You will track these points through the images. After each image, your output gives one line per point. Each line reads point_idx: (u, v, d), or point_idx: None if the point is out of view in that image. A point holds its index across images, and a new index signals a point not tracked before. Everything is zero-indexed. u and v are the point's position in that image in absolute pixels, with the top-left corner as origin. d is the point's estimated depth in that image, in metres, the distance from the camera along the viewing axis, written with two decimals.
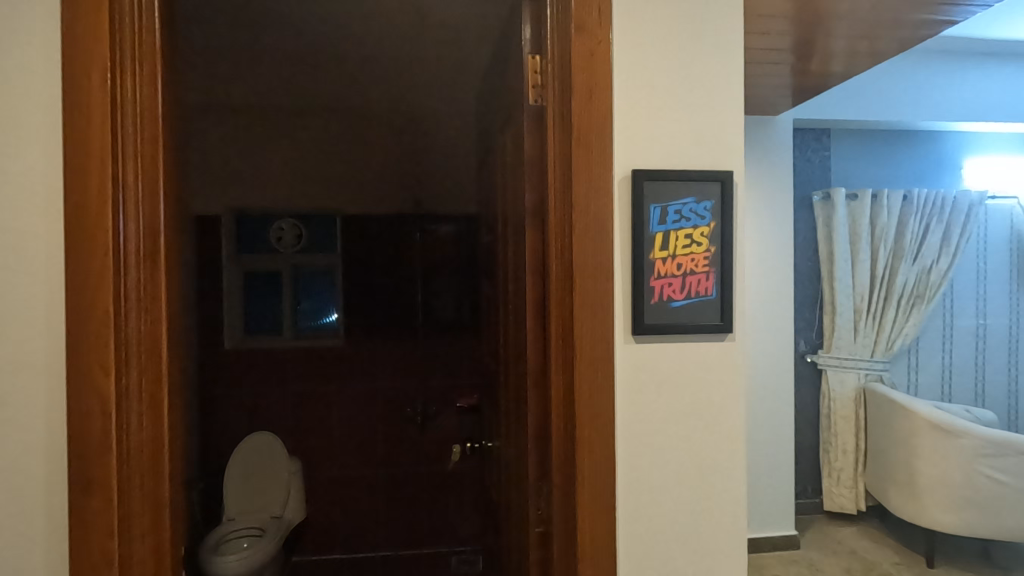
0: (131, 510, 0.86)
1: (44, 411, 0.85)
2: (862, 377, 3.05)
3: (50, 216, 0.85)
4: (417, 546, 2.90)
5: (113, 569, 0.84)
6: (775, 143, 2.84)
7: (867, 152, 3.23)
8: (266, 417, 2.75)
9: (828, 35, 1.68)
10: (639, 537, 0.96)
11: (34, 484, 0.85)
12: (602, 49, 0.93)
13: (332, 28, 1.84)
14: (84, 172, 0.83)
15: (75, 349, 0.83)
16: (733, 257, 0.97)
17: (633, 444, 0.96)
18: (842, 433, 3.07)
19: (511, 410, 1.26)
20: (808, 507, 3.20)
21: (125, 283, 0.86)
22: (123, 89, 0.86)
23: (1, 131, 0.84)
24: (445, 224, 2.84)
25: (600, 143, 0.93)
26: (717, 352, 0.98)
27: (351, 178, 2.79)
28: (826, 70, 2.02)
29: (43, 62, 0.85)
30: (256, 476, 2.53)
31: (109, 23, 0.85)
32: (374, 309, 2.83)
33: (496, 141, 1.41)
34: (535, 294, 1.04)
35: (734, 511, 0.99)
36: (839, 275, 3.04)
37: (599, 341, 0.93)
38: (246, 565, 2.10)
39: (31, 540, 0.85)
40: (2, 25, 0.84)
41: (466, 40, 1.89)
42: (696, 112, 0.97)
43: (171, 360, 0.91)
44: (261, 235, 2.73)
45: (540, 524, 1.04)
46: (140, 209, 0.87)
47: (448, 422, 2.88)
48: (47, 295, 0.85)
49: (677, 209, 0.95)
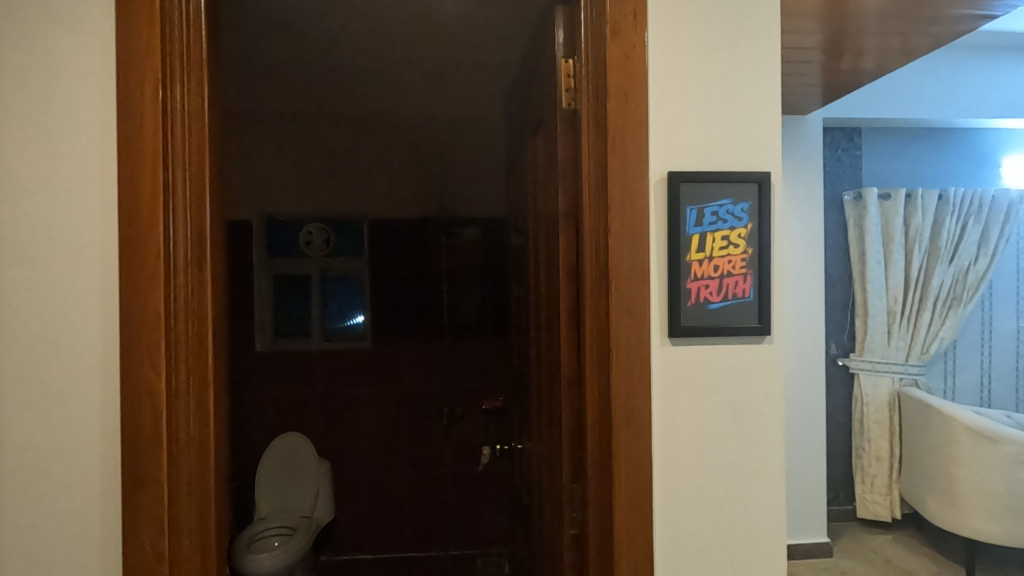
0: (180, 506, 0.89)
1: (100, 411, 0.88)
2: (896, 381, 2.99)
3: (104, 223, 0.88)
4: (444, 548, 2.92)
5: (163, 564, 0.87)
6: (805, 143, 2.80)
7: (899, 151, 3.16)
8: (296, 418, 2.81)
9: (858, 33, 1.65)
10: (675, 541, 0.96)
11: (90, 482, 0.88)
12: (637, 52, 0.93)
13: (364, 39, 1.89)
14: (136, 178, 0.87)
15: (127, 350, 0.86)
16: (771, 259, 0.96)
17: (670, 446, 0.95)
18: (876, 439, 3.00)
19: (543, 412, 1.27)
20: (841, 514, 3.13)
21: (174, 287, 0.89)
22: (173, 101, 0.89)
23: (57, 142, 0.88)
24: (470, 227, 2.85)
25: (635, 145, 0.93)
26: (754, 355, 0.97)
27: (378, 182, 2.83)
28: (858, 68, 1.99)
29: (97, 74, 0.88)
30: (286, 475, 2.57)
31: (160, 36, 0.88)
32: (400, 312, 2.86)
33: (527, 145, 1.41)
34: (568, 296, 1.05)
35: (772, 517, 0.98)
36: (872, 276, 2.97)
37: (636, 343, 0.93)
38: (276, 563, 2.14)
39: (85, 536, 0.88)
40: (61, 41, 0.88)
41: (493, 45, 1.91)
42: (733, 113, 0.96)
43: (216, 361, 0.94)
44: (291, 240, 2.80)
45: (574, 526, 1.04)
46: (187, 216, 0.90)
47: (474, 424, 2.89)
48: (102, 300, 0.88)
49: (714, 211, 0.95)
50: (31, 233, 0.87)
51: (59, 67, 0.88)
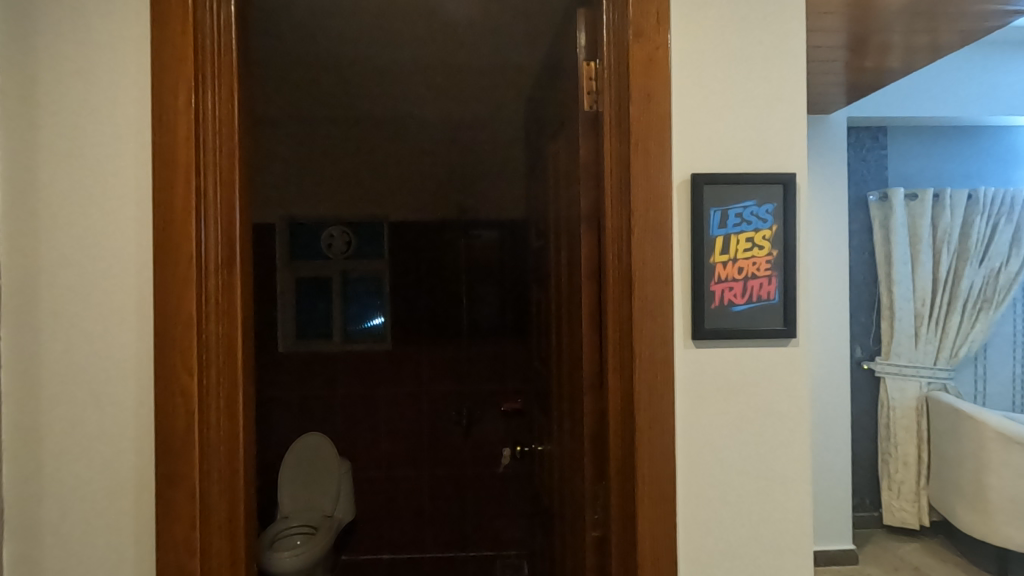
0: (211, 502, 0.91)
1: (134, 409, 0.91)
2: (924, 385, 2.92)
3: (140, 227, 0.91)
4: (464, 549, 2.93)
5: (195, 559, 0.89)
6: (829, 143, 2.76)
7: (926, 150, 3.10)
8: (317, 418, 2.84)
9: (883, 31, 1.63)
10: (699, 544, 0.95)
11: (126, 479, 0.91)
12: (660, 54, 0.93)
13: (384, 44, 1.91)
14: (170, 183, 0.89)
15: (161, 351, 0.89)
16: (796, 262, 0.95)
17: (694, 448, 0.95)
18: (903, 444, 2.93)
19: (564, 413, 1.26)
20: (867, 521, 3.06)
21: (205, 289, 0.91)
22: (205, 108, 0.92)
23: (95, 150, 0.91)
24: (490, 229, 2.87)
25: (658, 147, 0.93)
26: (780, 358, 0.96)
27: (398, 186, 2.86)
28: (882, 66, 1.95)
29: (133, 83, 0.91)
30: (309, 474, 2.61)
31: (193, 45, 0.90)
32: (420, 313, 2.89)
33: (548, 148, 1.42)
34: (591, 298, 1.05)
35: (799, 523, 0.97)
36: (899, 278, 2.91)
37: (660, 345, 0.93)
38: (298, 562, 2.17)
39: (120, 532, 0.91)
40: (100, 52, 0.91)
41: (513, 49, 1.91)
42: (757, 114, 0.96)
43: (245, 362, 0.96)
44: (313, 243, 2.87)
45: (597, 527, 1.04)
46: (218, 219, 0.92)
47: (492, 426, 2.90)
48: (137, 301, 0.91)
49: (738, 212, 0.94)
50: (71, 237, 0.90)
51: (97, 77, 0.91)
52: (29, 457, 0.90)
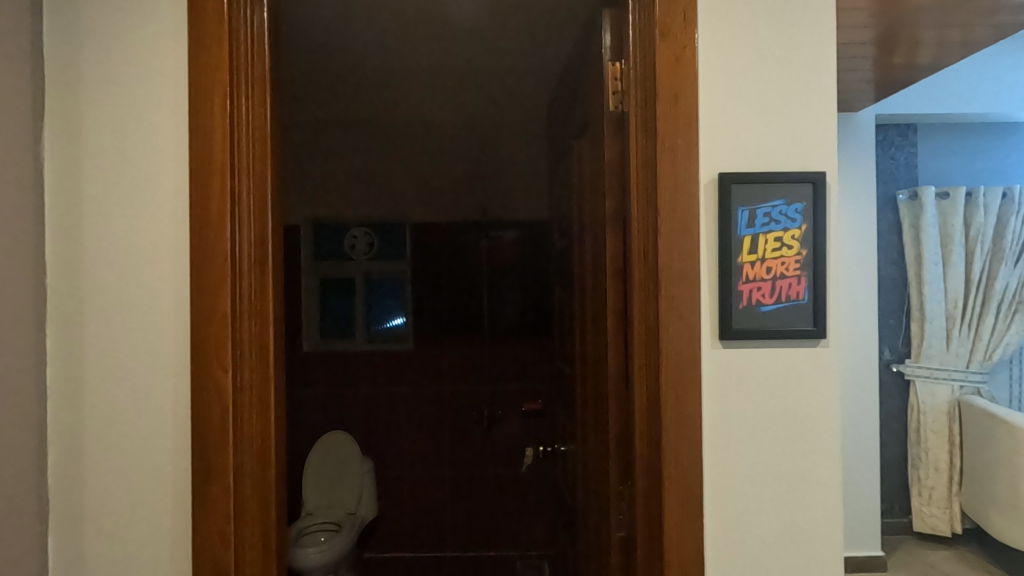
0: (245, 496, 0.93)
1: (172, 405, 0.93)
2: (956, 389, 2.85)
3: (178, 229, 0.94)
4: (484, 548, 2.94)
5: (230, 551, 0.92)
6: (857, 141, 2.71)
7: (957, 147, 3.02)
8: (340, 417, 2.88)
9: (913, 26, 1.59)
10: (726, 546, 0.95)
11: (163, 473, 0.93)
12: (687, 54, 0.93)
13: (409, 49, 1.93)
14: (206, 184, 0.92)
15: (197, 348, 0.91)
16: (827, 262, 0.94)
17: (721, 450, 0.95)
18: (934, 449, 2.86)
19: (588, 412, 1.26)
20: (896, 528, 3.00)
21: (238, 288, 0.93)
22: (240, 112, 0.94)
23: (136, 155, 0.94)
24: (511, 230, 2.88)
25: (685, 147, 0.92)
26: (808, 359, 0.95)
27: (419, 187, 2.89)
28: (912, 62, 1.91)
29: (171, 90, 0.94)
30: (332, 472, 2.65)
31: (228, 52, 0.93)
32: (441, 314, 2.91)
33: (573, 149, 1.42)
34: (616, 298, 1.06)
35: (829, 526, 0.95)
36: (929, 278, 2.85)
37: (687, 344, 0.92)
38: (321, 558, 2.21)
39: (158, 525, 0.93)
40: (139, 60, 0.94)
41: (534, 49, 1.92)
42: (787, 112, 0.95)
43: (277, 360, 0.98)
44: (337, 244, 2.92)
45: (622, 528, 1.04)
46: (250, 220, 0.95)
47: (513, 427, 2.91)
48: (174, 301, 0.94)
49: (766, 212, 0.93)
50: (114, 240, 0.94)
51: (137, 84, 0.94)
52: (73, 452, 0.93)
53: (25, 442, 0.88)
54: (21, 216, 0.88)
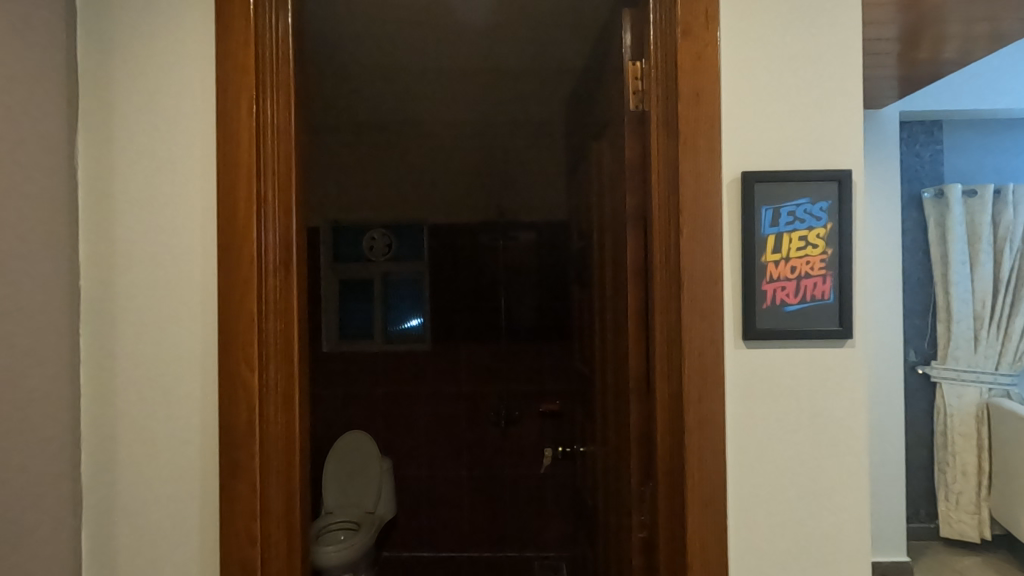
0: (271, 493, 0.95)
1: (200, 403, 0.95)
2: (984, 391, 2.78)
3: (205, 231, 0.96)
4: (502, 549, 2.95)
5: (256, 548, 0.93)
6: (881, 139, 2.67)
7: (985, 144, 2.95)
8: (360, 417, 2.91)
9: (938, 21, 1.57)
10: (751, 547, 0.94)
11: (192, 470, 0.95)
12: (709, 52, 0.92)
13: (428, 52, 1.95)
14: (233, 187, 0.94)
15: (225, 348, 0.93)
16: (853, 261, 0.93)
17: (746, 451, 0.94)
18: (962, 453, 2.80)
19: (609, 413, 1.26)
20: (922, 533, 2.93)
21: (264, 288, 0.95)
22: (265, 116, 0.96)
23: (166, 160, 0.96)
24: (528, 231, 2.88)
25: (708, 145, 0.92)
26: (834, 359, 0.94)
27: (437, 189, 2.91)
28: (937, 58, 1.87)
29: (200, 95, 0.96)
30: (351, 472, 2.67)
31: (253, 57, 0.94)
32: (458, 315, 2.92)
33: (592, 149, 1.42)
34: (637, 298, 1.05)
35: (856, 530, 0.94)
36: (956, 278, 2.78)
37: (710, 345, 0.92)
38: (342, 557, 2.23)
39: (188, 522, 0.95)
40: (169, 67, 0.96)
41: (553, 49, 1.92)
42: (811, 109, 0.94)
43: (301, 360, 1.00)
44: (356, 245, 2.96)
45: (644, 529, 1.04)
46: (275, 222, 0.96)
47: (531, 428, 2.91)
48: (202, 301, 0.95)
49: (791, 210, 0.92)
50: (145, 242, 0.96)
51: (167, 90, 0.96)
52: (105, 449, 0.96)
53: (60, 440, 0.91)
54: (56, 220, 0.91)
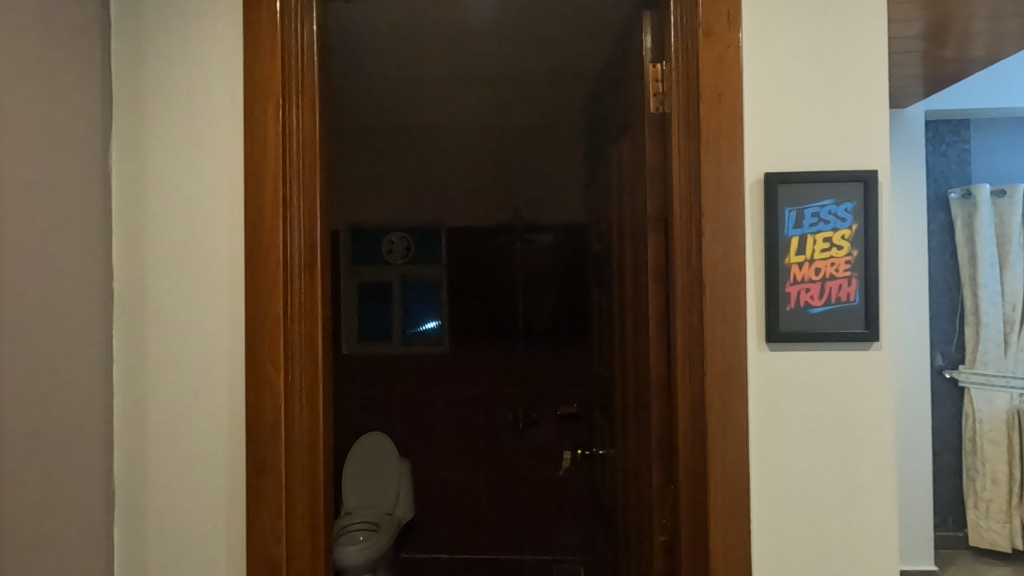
0: (295, 491, 0.97)
1: (228, 401, 0.97)
2: (1015, 397, 2.69)
3: (234, 233, 0.98)
4: (521, 552, 2.95)
5: (281, 545, 0.95)
6: (906, 138, 2.62)
7: (1016, 142, 2.87)
8: (378, 417, 2.93)
9: (966, 18, 1.53)
10: (774, 551, 0.93)
11: (220, 468, 0.97)
12: (731, 53, 0.92)
13: (446, 57, 1.97)
14: (260, 192, 0.96)
15: (251, 348, 0.95)
16: (879, 263, 0.92)
17: (770, 453, 0.93)
18: (992, 460, 2.73)
19: (629, 414, 1.26)
20: (950, 541, 2.86)
21: (290, 290, 0.97)
22: (291, 122, 0.97)
23: (197, 165, 0.98)
24: (544, 234, 2.89)
25: (730, 147, 0.91)
26: (860, 362, 0.92)
27: (454, 192, 2.93)
28: (963, 56, 1.84)
29: (229, 101, 0.98)
30: (370, 472, 2.69)
31: (281, 64, 0.97)
32: (476, 317, 2.93)
33: (611, 151, 1.42)
34: (658, 299, 1.05)
35: (882, 536, 0.92)
36: (984, 280, 2.72)
37: (733, 347, 0.91)
38: (361, 557, 2.26)
39: (216, 519, 0.97)
40: (201, 76, 0.99)
41: (570, 51, 1.92)
42: (835, 110, 0.93)
43: (325, 361, 1.01)
44: (374, 248, 3.04)
45: (665, 532, 1.03)
46: (299, 226, 0.98)
47: (548, 431, 2.90)
48: (230, 303, 0.98)
49: (814, 212, 0.91)
50: (175, 244, 0.98)
51: (198, 97, 0.99)
52: (136, 445, 0.98)
53: (94, 436, 0.94)
54: (91, 222, 0.94)
